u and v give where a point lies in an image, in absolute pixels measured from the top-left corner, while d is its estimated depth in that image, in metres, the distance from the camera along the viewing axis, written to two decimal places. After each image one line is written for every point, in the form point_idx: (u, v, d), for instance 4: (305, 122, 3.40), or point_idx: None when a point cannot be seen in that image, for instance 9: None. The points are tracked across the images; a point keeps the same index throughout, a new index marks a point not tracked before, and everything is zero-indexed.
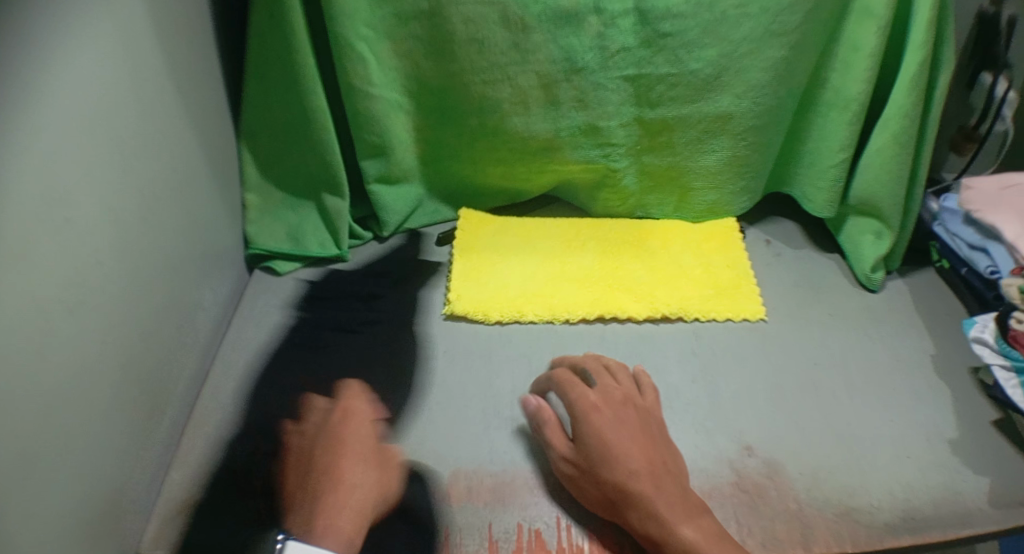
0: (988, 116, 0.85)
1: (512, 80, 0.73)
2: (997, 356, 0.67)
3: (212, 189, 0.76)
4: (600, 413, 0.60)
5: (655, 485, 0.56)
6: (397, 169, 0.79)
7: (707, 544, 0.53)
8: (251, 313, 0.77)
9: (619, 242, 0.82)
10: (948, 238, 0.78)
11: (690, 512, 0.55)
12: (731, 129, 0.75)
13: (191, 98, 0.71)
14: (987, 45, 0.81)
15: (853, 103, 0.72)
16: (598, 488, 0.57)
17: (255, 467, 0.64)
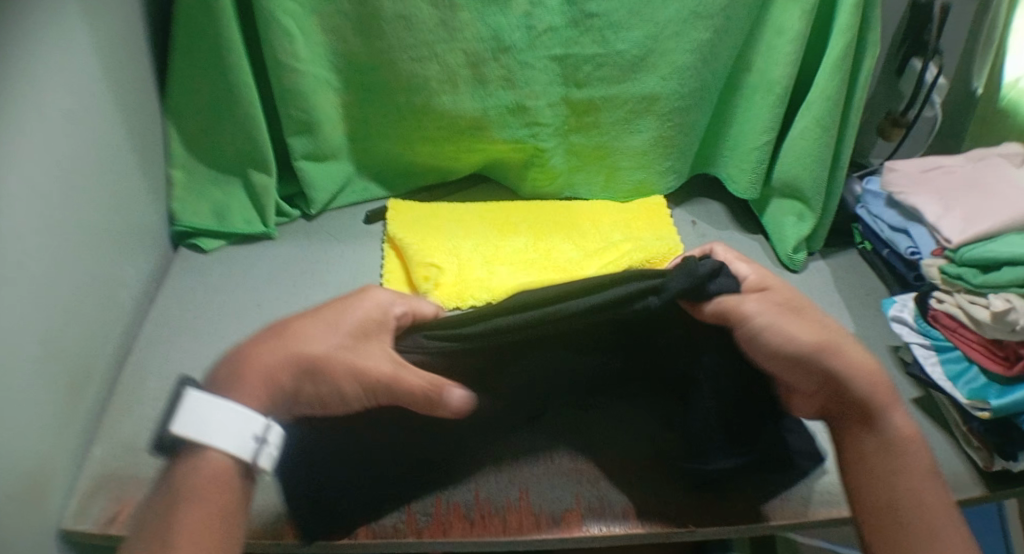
0: (918, 102, 0.85)
1: (440, 58, 0.73)
2: (917, 335, 0.68)
3: (137, 165, 0.74)
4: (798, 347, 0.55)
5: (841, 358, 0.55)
6: (327, 146, 0.79)
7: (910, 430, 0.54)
8: (178, 289, 0.78)
9: (550, 224, 0.80)
10: (869, 220, 0.78)
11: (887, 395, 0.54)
12: (657, 110, 0.76)
13: (117, 72, 0.69)
14: (917, 33, 0.81)
15: (776, 86, 0.74)
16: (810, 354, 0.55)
17: None
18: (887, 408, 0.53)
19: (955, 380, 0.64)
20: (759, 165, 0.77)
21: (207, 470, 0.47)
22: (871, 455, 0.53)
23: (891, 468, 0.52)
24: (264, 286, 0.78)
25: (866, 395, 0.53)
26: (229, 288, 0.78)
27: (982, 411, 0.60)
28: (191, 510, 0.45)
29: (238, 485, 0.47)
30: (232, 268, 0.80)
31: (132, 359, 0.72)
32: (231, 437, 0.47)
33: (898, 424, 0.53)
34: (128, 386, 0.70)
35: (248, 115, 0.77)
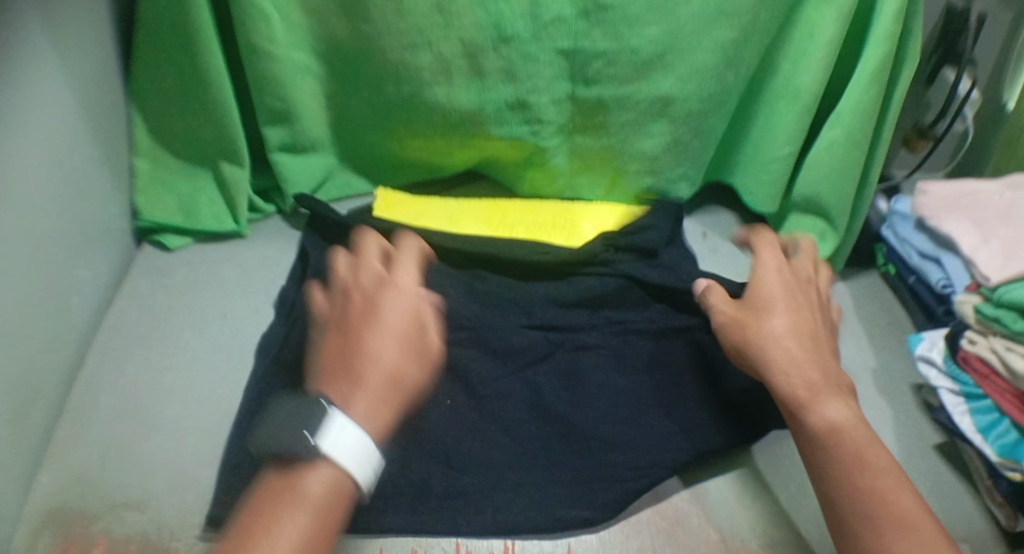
0: (948, 115, 0.79)
1: (433, 47, 0.65)
2: (944, 378, 0.64)
3: (93, 156, 0.66)
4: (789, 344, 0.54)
5: (791, 359, 0.53)
6: (306, 138, 0.71)
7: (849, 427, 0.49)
8: (140, 293, 0.71)
9: (550, 225, 0.74)
10: (896, 243, 0.72)
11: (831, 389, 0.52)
12: (671, 113, 0.70)
13: (72, 51, 0.61)
14: (951, 41, 0.75)
15: (804, 95, 0.67)
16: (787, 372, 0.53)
17: (150, 470, 0.60)
18: (833, 394, 0.51)
19: (985, 433, 0.60)
20: (779, 178, 0.71)
21: (314, 482, 0.43)
22: (821, 431, 0.50)
23: (837, 457, 0.48)
24: (233, 291, 0.71)
25: (807, 376, 0.52)
26: (194, 294, 0.71)
27: (1013, 472, 0.57)
28: (287, 520, 0.41)
29: (342, 503, 0.43)
30: (198, 269, 0.73)
31: (86, 369, 0.66)
32: (355, 453, 0.44)
33: (832, 412, 0.50)
34: (81, 406, 0.63)
35: (220, 102, 0.69)
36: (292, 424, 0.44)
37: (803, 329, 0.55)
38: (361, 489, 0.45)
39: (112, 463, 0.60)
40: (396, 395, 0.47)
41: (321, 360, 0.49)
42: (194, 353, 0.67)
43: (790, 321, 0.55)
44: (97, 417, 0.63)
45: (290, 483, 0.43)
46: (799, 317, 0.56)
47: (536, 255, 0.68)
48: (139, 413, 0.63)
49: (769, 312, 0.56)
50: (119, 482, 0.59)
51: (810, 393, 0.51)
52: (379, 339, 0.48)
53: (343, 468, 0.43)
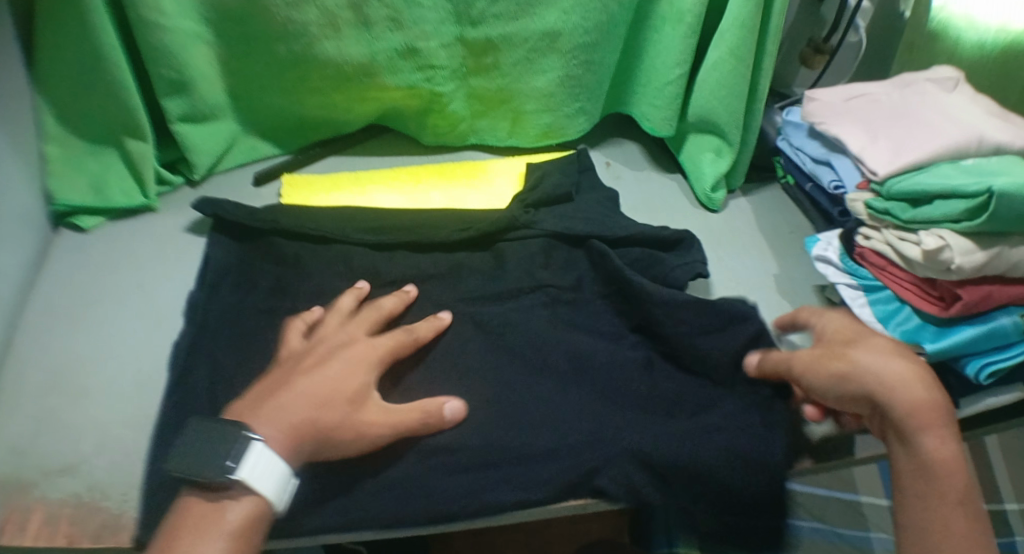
0: (840, 27, 0.82)
1: (317, 1, 0.67)
2: (842, 275, 0.65)
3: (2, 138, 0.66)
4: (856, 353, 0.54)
5: (869, 358, 0.53)
6: (206, 107, 0.73)
7: (951, 465, 0.50)
8: (56, 276, 0.71)
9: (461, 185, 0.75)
10: (791, 154, 0.73)
11: (934, 419, 0.51)
12: (560, 47, 0.71)
13: None
14: None
15: (687, 14, 0.69)
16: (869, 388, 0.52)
17: (78, 439, 0.60)
18: (932, 429, 0.51)
19: (886, 322, 0.62)
20: (674, 101, 0.72)
21: (229, 509, 0.47)
22: (917, 471, 0.51)
23: (926, 493, 0.50)
24: (147, 263, 0.72)
25: (920, 414, 0.51)
26: (110, 268, 0.72)
27: (918, 357, 0.59)
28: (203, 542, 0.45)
29: (263, 524, 0.48)
30: (112, 245, 0.73)
31: (15, 350, 0.66)
32: (270, 485, 0.47)
33: (931, 447, 0.50)
34: (9, 383, 0.63)
35: (121, 78, 0.70)
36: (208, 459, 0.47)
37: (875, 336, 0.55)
38: (277, 508, 0.48)
39: (41, 437, 0.60)
40: (304, 434, 0.50)
41: (256, 390, 0.52)
42: (114, 324, 0.68)
43: (902, 367, 0.52)
44: (22, 391, 0.63)
45: (211, 506, 0.47)
46: (893, 356, 0.53)
47: (453, 231, 0.66)
48: (64, 383, 0.64)
49: (880, 358, 0.53)
50: (50, 449, 0.60)
51: (924, 416, 0.51)
52: (300, 390, 0.51)
53: (261, 496, 0.47)
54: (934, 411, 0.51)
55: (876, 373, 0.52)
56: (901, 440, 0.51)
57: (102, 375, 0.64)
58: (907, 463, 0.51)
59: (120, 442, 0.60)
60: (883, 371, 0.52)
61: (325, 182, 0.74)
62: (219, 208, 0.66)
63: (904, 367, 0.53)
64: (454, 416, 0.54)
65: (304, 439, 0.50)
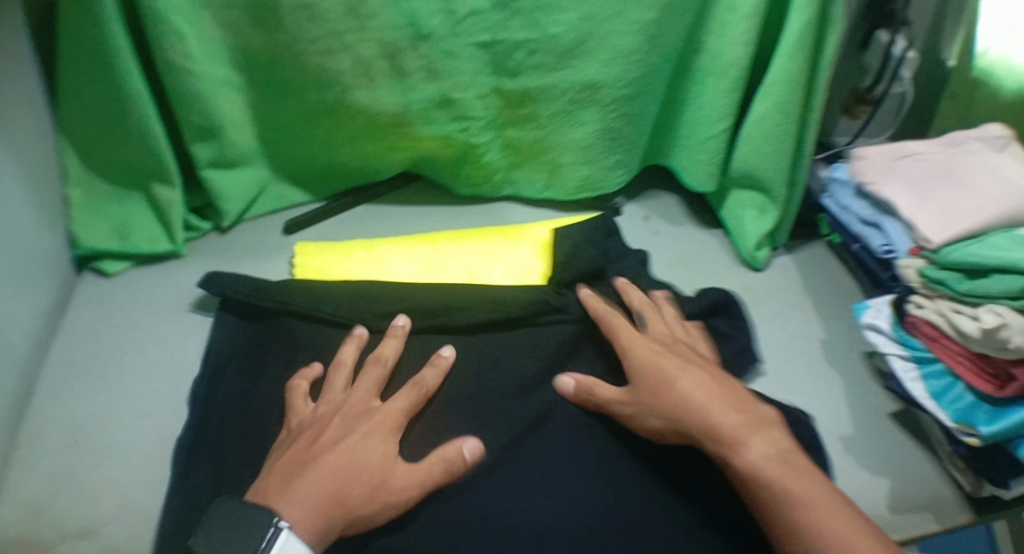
0: (886, 78, 0.79)
1: (351, 49, 0.66)
2: (894, 346, 0.62)
3: (25, 183, 0.64)
4: (665, 361, 0.55)
5: (714, 408, 0.51)
6: (234, 153, 0.72)
7: (778, 473, 0.47)
8: (79, 325, 0.69)
9: (486, 254, 0.70)
10: (838, 212, 0.71)
11: (756, 427, 0.50)
12: (599, 99, 0.69)
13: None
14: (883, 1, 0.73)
15: (731, 69, 0.67)
16: (704, 407, 0.51)
17: (98, 501, 0.58)
18: (761, 435, 0.50)
19: (939, 398, 0.58)
20: (716, 155, 0.71)
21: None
22: (787, 496, 0.46)
23: (814, 488, 0.47)
24: (171, 314, 0.71)
25: (738, 427, 0.50)
26: (133, 318, 0.70)
27: (970, 436, 0.55)
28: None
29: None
30: (136, 293, 0.72)
31: (35, 405, 0.64)
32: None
33: (760, 452, 0.49)
34: (27, 438, 0.62)
35: (148, 123, 0.68)
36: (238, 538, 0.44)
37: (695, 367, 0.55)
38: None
39: (59, 499, 0.58)
40: (332, 514, 0.48)
41: (274, 474, 0.50)
42: (137, 379, 0.66)
43: (696, 376, 0.53)
44: (40, 450, 0.61)
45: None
46: (699, 372, 0.54)
47: (479, 311, 0.61)
48: (83, 442, 0.62)
49: (677, 373, 0.54)
50: (66, 512, 0.57)
51: (734, 433, 0.49)
52: (330, 457, 0.50)
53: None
54: (744, 421, 0.50)
55: (676, 401, 0.52)
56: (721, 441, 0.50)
57: (122, 433, 0.62)
58: (802, 472, 0.48)
59: (141, 507, 0.58)
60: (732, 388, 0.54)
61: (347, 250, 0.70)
62: (225, 285, 0.64)
63: (712, 385, 0.53)
64: (472, 456, 0.52)
65: (328, 516, 0.47)
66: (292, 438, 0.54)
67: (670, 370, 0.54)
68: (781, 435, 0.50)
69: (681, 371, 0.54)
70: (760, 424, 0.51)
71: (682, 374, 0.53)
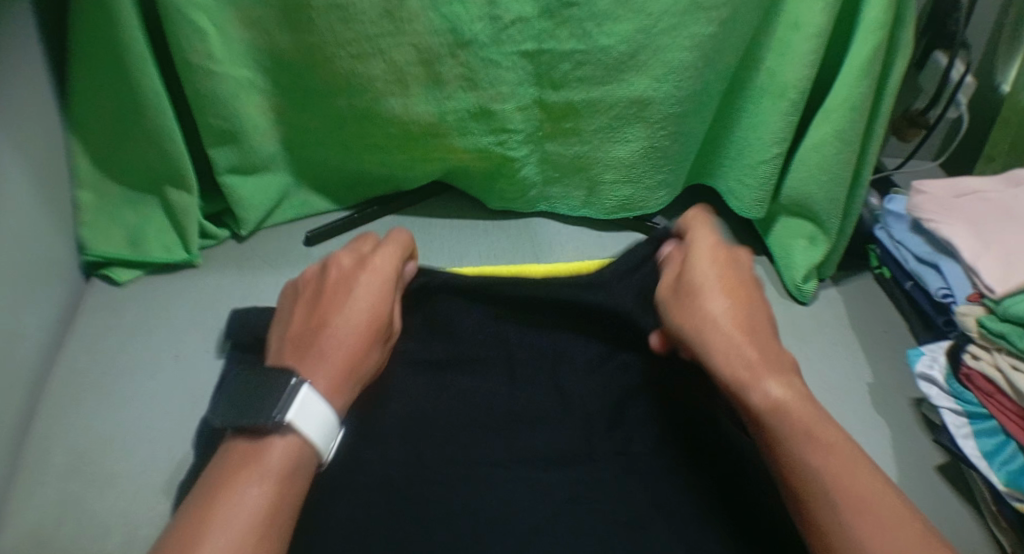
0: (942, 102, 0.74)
1: (385, 55, 0.62)
2: (946, 398, 0.58)
3: (28, 183, 0.59)
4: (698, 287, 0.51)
5: (724, 340, 0.49)
6: (255, 158, 0.67)
7: (794, 407, 0.46)
8: (84, 334, 0.65)
9: None
10: (890, 246, 0.67)
11: (776, 368, 0.47)
12: (647, 116, 0.65)
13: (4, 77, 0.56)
14: (941, 20, 0.70)
15: (790, 90, 0.63)
16: (718, 329, 0.49)
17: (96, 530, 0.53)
18: (774, 371, 0.47)
19: (991, 458, 0.54)
20: (766, 181, 0.67)
21: (276, 449, 0.43)
22: (784, 435, 0.45)
23: (825, 442, 0.44)
24: (187, 328, 0.66)
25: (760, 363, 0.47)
26: (144, 330, 0.65)
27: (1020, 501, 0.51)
28: (248, 486, 0.41)
29: (305, 473, 0.44)
30: (149, 305, 0.67)
31: (36, 421, 0.59)
32: (320, 430, 0.45)
33: (775, 392, 0.46)
34: (30, 463, 0.57)
35: (165, 123, 0.63)
36: (257, 406, 0.44)
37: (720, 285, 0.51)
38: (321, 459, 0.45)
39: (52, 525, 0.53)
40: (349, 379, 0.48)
41: (287, 340, 0.49)
42: (152, 398, 0.61)
43: (729, 310, 0.50)
44: (45, 473, 0.56)
45: (253, 451, 0.43)
46: (734, 297, 0.50)
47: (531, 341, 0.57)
48: (90, 468, 0.57)
49: (704, 298, 0.51)
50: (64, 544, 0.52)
51: (746, 372, 0.47)
52: (340, 318, 0.49)
53: (310, 439, 0.44)
54: (762, 360, 0.47)
55: (700, 319, 0.50)
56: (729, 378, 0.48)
57: (134, 459, 0.57)
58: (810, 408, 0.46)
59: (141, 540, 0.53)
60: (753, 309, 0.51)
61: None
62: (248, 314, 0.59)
63: (737, 305, 0.50)
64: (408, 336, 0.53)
65: (344, 366, 0.48)
66: (308, 310, 0.51)
67: (698, 284, 0.51)
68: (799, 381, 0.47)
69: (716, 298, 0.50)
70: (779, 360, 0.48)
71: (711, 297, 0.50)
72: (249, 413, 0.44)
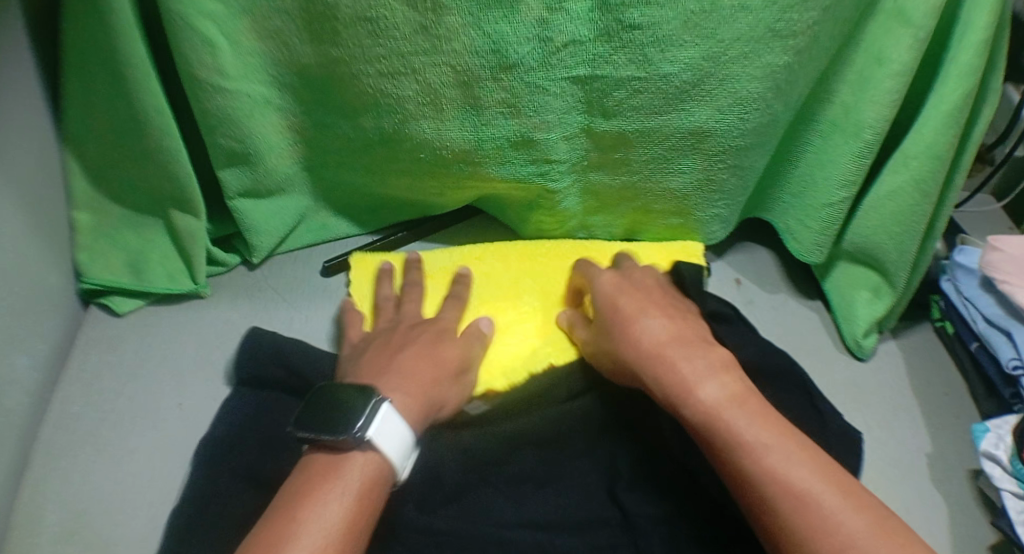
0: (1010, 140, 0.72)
1: (419, 76, 0.54)
2: (1009, 479, 0.53)
3: (7, 209, 0.53)
4: (628, 303, 0.56)
5: (674, 355, 0.51)
6: (269, 181, 0.61)
7: (728, 407, 0.47)
8: (82, 372, 0.61)
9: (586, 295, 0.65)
10: (958, 301, 0.63)
11: (715, 369, 0.50)
12: (705, 148, 0.59)
13: None
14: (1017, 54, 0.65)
15: (867, 132, 0.56)
16: (644, 341, 0.53)
17: None
18: (711, 375, 0.49)
19: None
20: (830, 229, 0.62)
21: (354, 465, 0.45)
22: (746, 446, 0.45)
23: (800, 462, 0.45)
24: (191, 374, 0.61)
25: (704, 352, 0.52)
26: (146, 374, 0.61)
27: None
28: (328, 499, 0.43)
29: (384, 488, 0.45)
30: (152, 339, 0.63)
31: (32, 471, 0.55)
32: (398, 451, 0.47)
33: (706, 395, 0.48)
34: (23, 523, 0.53)
35: (168, 144, 0.56)
36: (336, 424, 0.46)
37: (666, 313, 0.55)
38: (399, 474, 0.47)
39: None
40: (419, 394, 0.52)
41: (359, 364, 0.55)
42: (154, 453, 0.57)
43: (656, 326, 0.54)
44: (37, 540, 0.52)
45: (333, 464, 0.45)
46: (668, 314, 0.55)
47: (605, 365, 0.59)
48: (89, 529, 0.53)
49: (633, 313, 0.55)
50: None
51: (681, 377, 0.50)
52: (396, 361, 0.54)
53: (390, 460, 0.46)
54: (738, 388, 0.49)
55: (638, 348, 0.53)
56: (679, 397, 0.49)
57: (134, 527, 0.53)
58: (772, 422, 0.47)
59: None
60: (705, 351, 0.51)
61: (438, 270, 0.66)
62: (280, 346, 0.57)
63: (678, 334, 0.53)
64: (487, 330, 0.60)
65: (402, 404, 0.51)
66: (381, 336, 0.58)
67: (620, 303, 0.56)
68: (732, 381, 0.49)
69: (648, 315, 0.55)
70: (725, 370, 0.50)
71: (638, 313, 0.55)
72: (326, 430, 0.46)
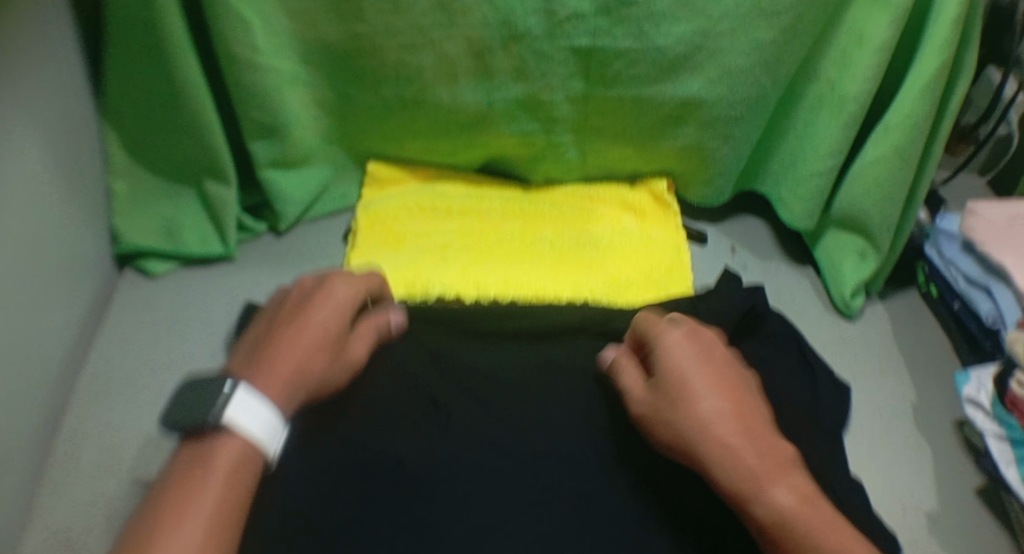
0: (992, 119, 0.77)
1: (437, 46, 0.59)
2: (992, 422, 0.56)
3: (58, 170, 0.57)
4: (696, 370, 0.44)
5: (746, 448, 0.41)
6: (297, 152, 0.66)
7: (802, 509, 0.39)
8: (118, 328, 0.65)
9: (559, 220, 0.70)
10: (941, 265, 0.67)
11: (782, 468, 0.41)
12: (699, 117, 0.64)
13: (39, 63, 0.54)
14: (995, 37, 0.70)
15: (849, 104, 0.61)
16: (704, 431, 0.42)
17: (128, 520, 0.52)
18: (780, 476, 0.40)
19: None
20: (818, 195, 0.66)
21: (220, 464, 0.39)
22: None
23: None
24: (218, 330, 0.65)
25: (772, 440, 0.42)
26: (177, 330, 0.65)
27: None
28: (193, 499, 0.37)
29: (253, 473, 0.40)
30: (183, 298, 0.67)
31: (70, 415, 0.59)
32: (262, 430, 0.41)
33: (780, 495, 0.40)
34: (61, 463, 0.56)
35: (202, 115, 0.61)
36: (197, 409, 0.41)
37: (733, 389, 0.44)
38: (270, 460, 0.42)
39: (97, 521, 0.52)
40: (297, 386, 0.44)
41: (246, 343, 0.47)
42: None
43: (726, 406, 0.42)
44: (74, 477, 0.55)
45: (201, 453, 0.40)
46: (736, 399, 0.43)
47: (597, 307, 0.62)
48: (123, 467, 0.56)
49: (702, 389, 0.43)
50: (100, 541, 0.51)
51: (749, 477, 0.40)
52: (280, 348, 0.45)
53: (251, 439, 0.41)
54: (802, 485, 0.41)
55: (701, 434, 0.42)
56: (738, 478, 0.40)
57: None
58: (839, 531, 0.39)
59: None
60: (777, 441, 0.43)
61: (413, 203, 0.70)
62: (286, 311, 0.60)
63: (752, 418, 0.42)
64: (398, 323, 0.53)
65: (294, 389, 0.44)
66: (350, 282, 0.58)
67: (678, 359, 0.44)
68: (803, 480, 0.41)
69: (709, 379, 0.44)
70: (784, 460, 0.42)
71: (705, 384, 0.43)
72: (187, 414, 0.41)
